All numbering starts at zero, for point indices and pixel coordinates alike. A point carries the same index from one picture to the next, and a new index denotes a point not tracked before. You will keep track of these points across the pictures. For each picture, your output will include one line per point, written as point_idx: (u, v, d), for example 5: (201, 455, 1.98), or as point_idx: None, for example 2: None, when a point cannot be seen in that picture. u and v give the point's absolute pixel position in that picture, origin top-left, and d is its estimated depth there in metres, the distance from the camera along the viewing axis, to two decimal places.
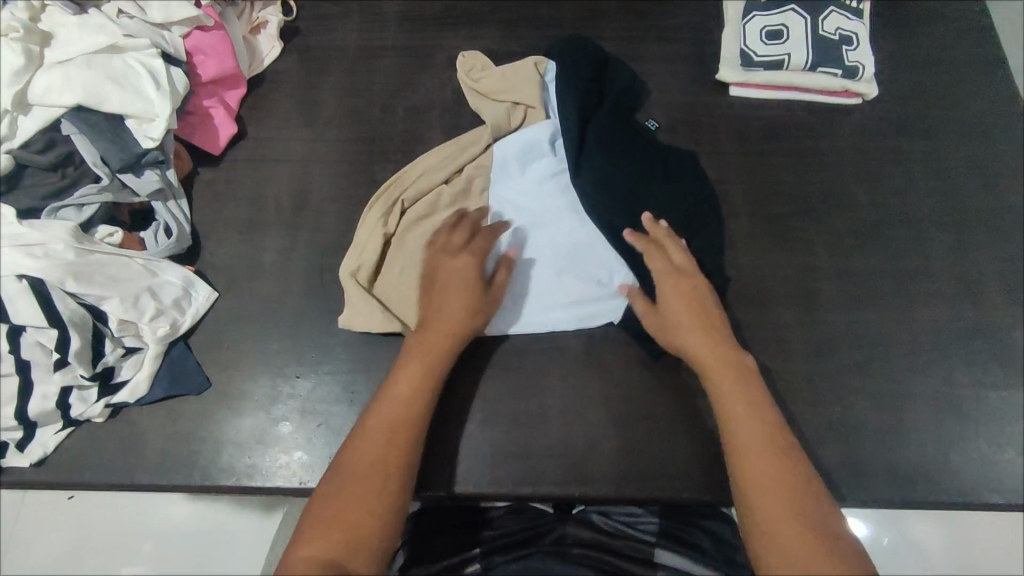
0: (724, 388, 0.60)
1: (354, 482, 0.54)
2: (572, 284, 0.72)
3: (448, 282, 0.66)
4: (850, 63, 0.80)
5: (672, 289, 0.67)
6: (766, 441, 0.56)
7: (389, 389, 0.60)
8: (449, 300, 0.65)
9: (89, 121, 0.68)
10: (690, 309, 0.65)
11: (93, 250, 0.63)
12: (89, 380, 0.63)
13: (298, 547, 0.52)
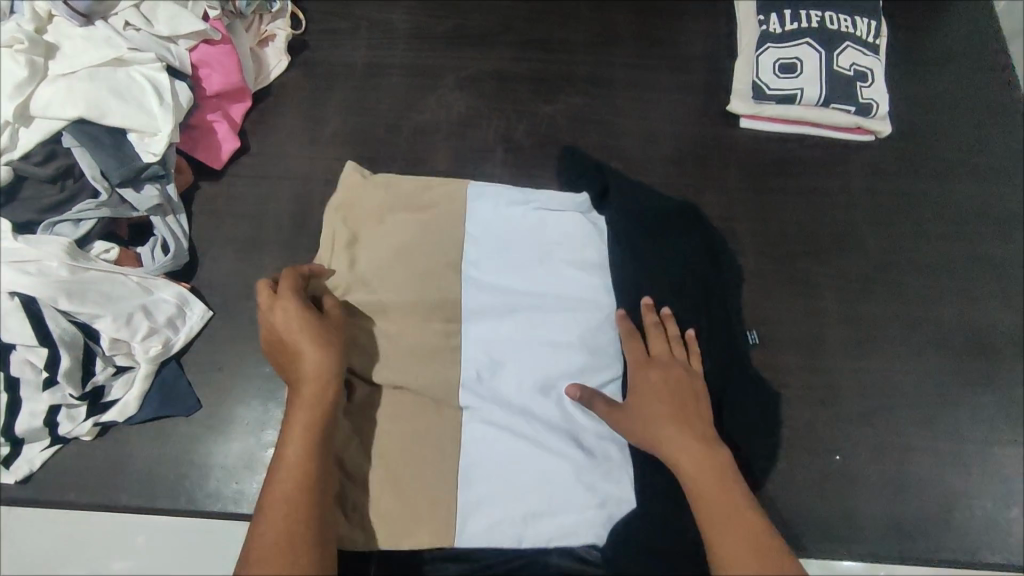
0: (690, 472, 0.56)
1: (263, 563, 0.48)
2: (556, 472, 0.63)
3: (296, 363, 0.57)
4: (864, 100, 0.78)
5: (646, 384, 0.62)
6: (743, 537, 0.52)
7: (269, 485, 0.53)
8: (300, 370, 0.58)
9: (91, 134, 0.67)
10: (660, 396, 0.60)
11: (88, 267, 0.62)
12: (78, 400, 0.62)
13: None
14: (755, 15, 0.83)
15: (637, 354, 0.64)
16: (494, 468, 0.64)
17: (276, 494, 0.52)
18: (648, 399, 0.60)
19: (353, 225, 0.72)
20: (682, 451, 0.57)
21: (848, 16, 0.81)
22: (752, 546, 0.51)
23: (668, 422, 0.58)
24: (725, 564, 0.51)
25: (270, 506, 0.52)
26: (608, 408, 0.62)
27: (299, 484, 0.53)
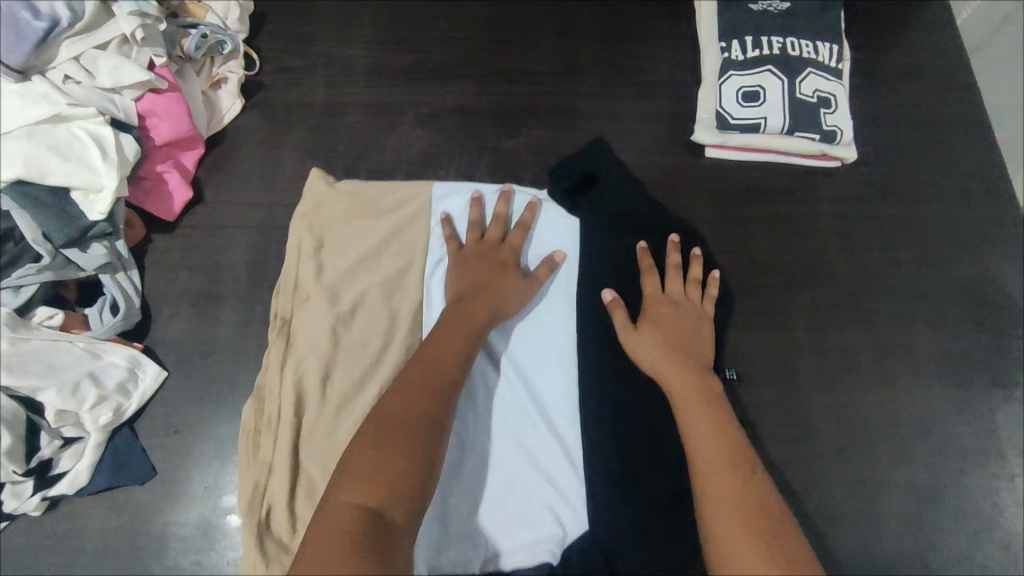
0: (677, 378, 0.62)
1: (385, 434, 0.51)
2: (515, 490, 0.65)
3: (476, 305, 0.65)
4: (828, 127, 0.77)
5: (659, 312, 0.68)
6: (726, 455, 0.55)
7: (415, 367, 0.58)
8: (464, 304, 0.65)
9: (30, 195, 0.64)
10: (669, 322, 0.67)
11: (28, 337, 0.60)
12: (22, 476, 0.60)
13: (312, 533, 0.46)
14: (717, 42, 0.82)
15: (657, 291, 0.69)
16: (452, 476, 0.65)
17: (410, 376, 0.57)
18: (659, 320, 0.67)
19: (315, 233, 0.72)
20: (681, 367, 0.63)
21: (809, 41, 0.80)
22: (729, 448, 0.56)
23: (667, 354, 0.64)
24: (700, 455, 0.56)
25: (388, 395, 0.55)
26: (625, 323, 0.68)
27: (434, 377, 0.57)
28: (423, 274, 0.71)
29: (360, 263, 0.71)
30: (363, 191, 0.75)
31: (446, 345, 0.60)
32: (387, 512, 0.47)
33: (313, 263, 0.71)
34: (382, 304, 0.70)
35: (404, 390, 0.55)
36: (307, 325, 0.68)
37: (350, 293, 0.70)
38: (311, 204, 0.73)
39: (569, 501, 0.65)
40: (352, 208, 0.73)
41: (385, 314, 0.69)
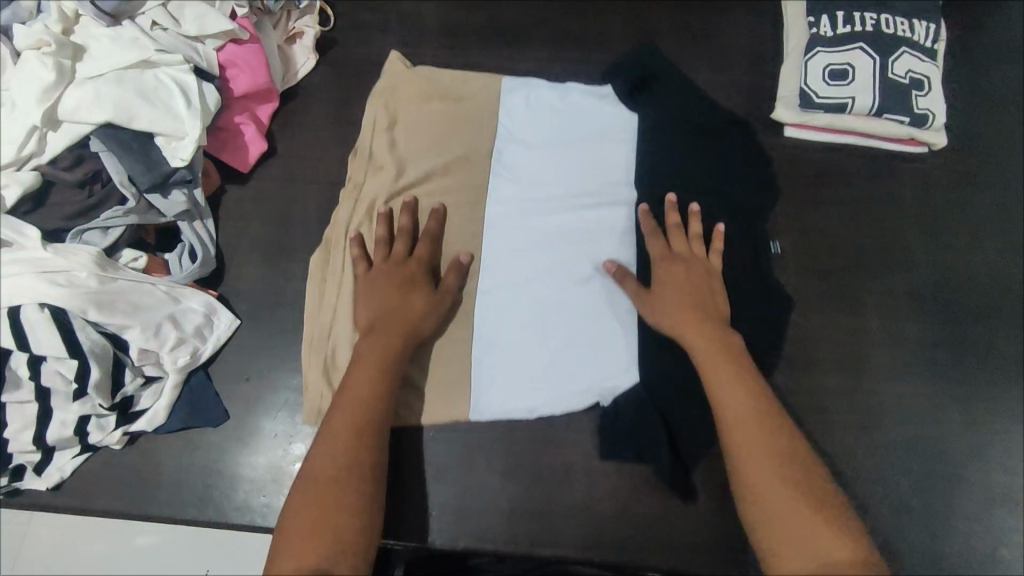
0: (699, 338, 0.60)
1: (344, 413, 0.56)
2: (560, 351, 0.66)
3: (390, 323, 0.61)
4: (920, 109, 0.73)
5: (672, 260, 0.66)
6: (756, 413, 0.55)
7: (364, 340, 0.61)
8: (388, 318, 0.61)
9: (119, 138, 0.66)
10: (684, 273, 0.65)
11: (117, 276, 0.62)
12: (107, 409, 0.62)
13: (294, 498, 0.52)
14: (805, 16, 0.79)
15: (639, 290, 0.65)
16: (500, 332, 0.67)
17: (364, 356, 0.59)
18: (674, 273, 0.65)
19: (390, 110, 0.75)
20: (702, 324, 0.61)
21: (905, 18, 0.76)
22: (758, 414, 0.55)
23: (688, 317, 0.61)
24: (732, 422, 0.55)
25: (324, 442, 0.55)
26: (637, 290, 0.65)
27: (378, 354, 0.60)
28: (489, 150, 0.73)
29: (429, 140, 0.73)
30: (435, 78, 0.77)
31: (377, 312, 0.62)
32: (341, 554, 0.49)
33: (386, 137, 0.73)
34: (445, 177, 0.72)
35: (358, 372, 0.58)
36: (379, 194, 0.71)
37: (419, 165, 0.72)
38: (387, 84, 0.77)
39: (619, 362, 0.65)
40: (423, 91, 0.76)
41: (450, 185, 0.72)
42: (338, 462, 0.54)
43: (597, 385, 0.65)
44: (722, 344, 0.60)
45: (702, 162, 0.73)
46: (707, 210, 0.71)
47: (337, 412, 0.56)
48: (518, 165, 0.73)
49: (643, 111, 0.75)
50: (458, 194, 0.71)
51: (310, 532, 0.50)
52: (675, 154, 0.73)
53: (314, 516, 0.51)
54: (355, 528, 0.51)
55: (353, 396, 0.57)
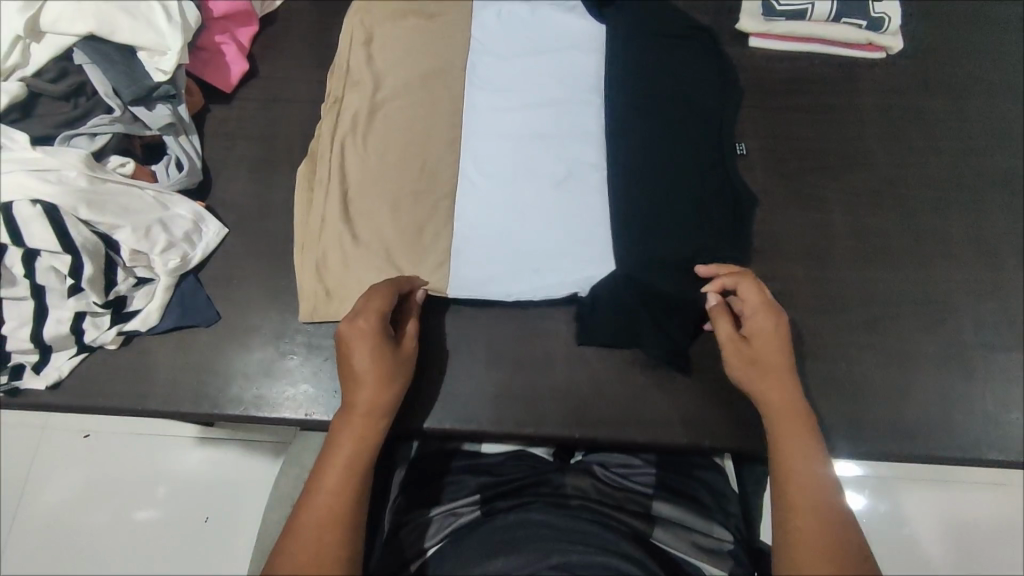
0: (771, 392, 0.58)
1: (316, 501, 0.53)
2: (534, 245, 0.68)
3: (357, 399, 0.57)
4: (876, 14, 0.77)
5: (760, 317, 0.60)
6: (812, 463, 0.55)
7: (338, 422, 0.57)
8: (348, 415, 0.57)
9: (102, 51, 0.68)
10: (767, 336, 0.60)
11: (106, 179, 0.64)
12: (102, 308, 0.64)
13: None
14: None
15: (733, 333, 0.61)
16: (476, 230, 0.69)
17: (338, 437, 0.56)
18: (761, 329, 0.60)
19: (368, 28, 0.76)
20: (773, 380, 0.59)
21: None
22: (814, 466, 0.55)
23: (768, 355, 0.59)
24: (791, 473, 0.55)
25: (289, 544, 0.51)
26: (732, 336, 0.61)
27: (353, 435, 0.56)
28: (460, 64, 0.74)
29: (405, 57, 0.75)
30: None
31: (357, 387, 0.58)
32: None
33: (363, 53, 0.75)
34: (418, 89, 0.74)
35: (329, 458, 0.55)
36: (359, 107, 0.73)
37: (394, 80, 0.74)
38: (365, 1, 0.77)
39: (593, 255, 0.67)
40: (398, 8, 0.77)
41: (424, 96, 0.73)
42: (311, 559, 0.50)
43: (571, 278, 0.68)
44: (797, 416, 0.57)
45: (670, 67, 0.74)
46: (675, 111, 0.73)
47: (299, 517, 0.53)
48: (493, 78, 0.74)
49: (610, 21, 0.75)
50: (431, 104, 0.73)
51: None
52: (640, 55, 0.73)
53: None
54: None
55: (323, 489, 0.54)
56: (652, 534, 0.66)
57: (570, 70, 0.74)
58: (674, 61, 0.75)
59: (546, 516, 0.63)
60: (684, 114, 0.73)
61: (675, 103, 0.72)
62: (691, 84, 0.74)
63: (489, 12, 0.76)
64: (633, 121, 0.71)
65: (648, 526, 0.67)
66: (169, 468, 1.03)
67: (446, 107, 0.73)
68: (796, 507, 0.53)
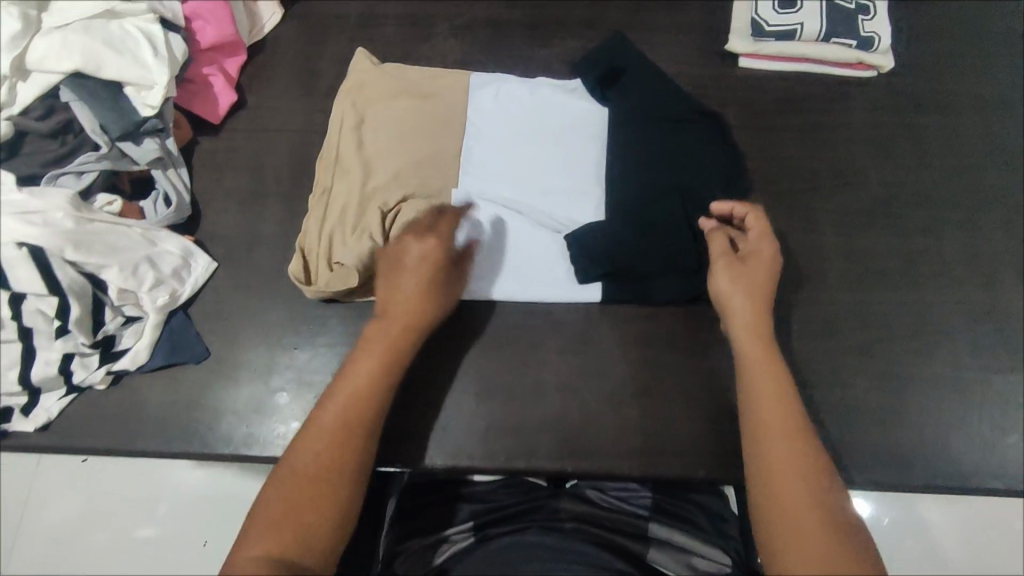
0: (754, 376, 0.57)
1: (348, 394, 0.57)
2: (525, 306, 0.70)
3: (398, 309, 0.61)
4: (866, 33, 0.76)
5: (758, 253, 0.62)
6: (791, 446, 0.52)
7: (378, 328, 0.60)
8: (389, 319, 0.60)
9: (89, 88, 0.67)
10: (758, 279, 0.61)
11: (92, 218, 0.63)
12: (90, 348, 0.64)
13: (277, 480, 0.54)
14: None
15: (727, 248, 0.63)
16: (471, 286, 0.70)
17: (376, 341, 0.60)
18: (750, 270, 0.61)
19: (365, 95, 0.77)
20: (756, 369, 0.57)
21: None
22: (795, 450, 0.52)
23: (751, 301, 0.60)
24: (766, 453, 0.53)
25: (314, 428, 0.56)
26: (727, 250, 0.63)
27: (395, 343, 0.60)
28: (457, 152, 0.75)
29: (398, 141, 0.74)
30: (403, 76, 0.78)
31: (404, 299, 0.61)
32: (303, 559, 0.50)
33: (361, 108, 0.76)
34: (415, 153, 0.74)
35: (365, 358, 0.58)
36: (347, 193, 0.72)
37: (389, 138, 0.75)
38: (356, 81, 0.77)
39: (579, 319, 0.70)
40: (392, 88, 0.77)
41: (418, 184, 0.73)
42: (330, 446, 0.55)
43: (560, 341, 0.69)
44: (765, 351, 0.58)
45: (665, 118, 0.74)
46: (672, 168, 0.72)
47: (327, 406, 0.56)
48: (487, 164, 0.74)
49: (612, 104, 0.76)
50: (428, 172, 0.74)
51: (283, 515, 0.51)
52: (637, 139, 0.74)
53: (296, 503, 0.52)
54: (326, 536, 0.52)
55: (357, 384, 0.57)
56: (646, 557, 0.66)
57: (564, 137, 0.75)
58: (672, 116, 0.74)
59: (541, 538, 0.64)
60: (678, 166, 0.72)
61: (667, 152, 0.73)
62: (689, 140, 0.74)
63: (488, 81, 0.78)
64: (626, 186, 0.72)
65: (642, 549, 0.67)
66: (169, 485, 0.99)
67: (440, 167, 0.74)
68: (765, 440, 0.53)
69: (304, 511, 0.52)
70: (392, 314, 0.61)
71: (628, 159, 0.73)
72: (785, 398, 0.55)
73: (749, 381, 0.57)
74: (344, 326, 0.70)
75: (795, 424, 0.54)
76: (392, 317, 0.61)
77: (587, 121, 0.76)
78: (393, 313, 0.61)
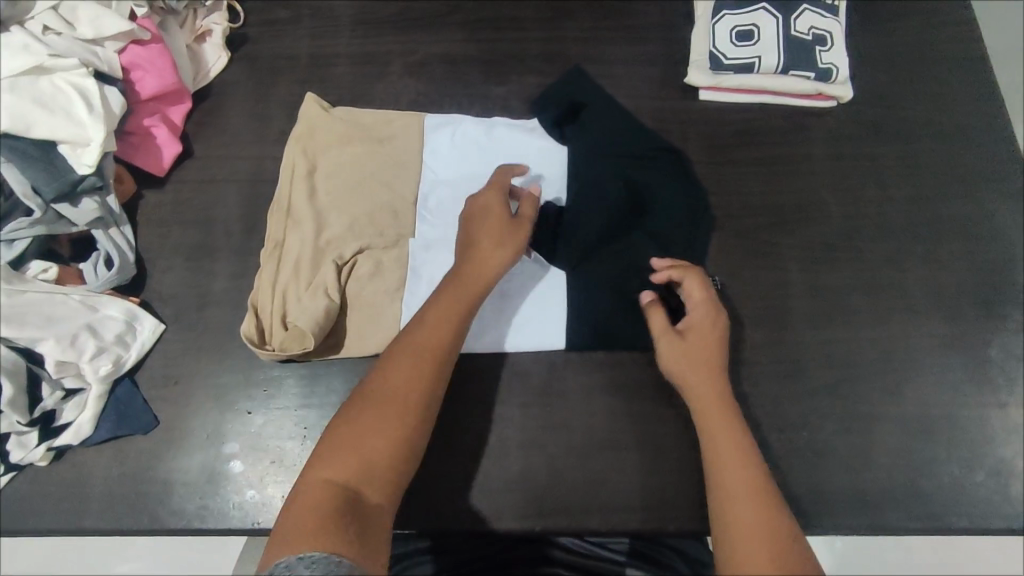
0: (719, 443, 0.58)
1: (423, 340, 0.59)
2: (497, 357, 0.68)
3: (474, 272, 0.62)
4: (824, 65, 0.76)
5: (705, 321, 0.64)
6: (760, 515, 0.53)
7: (456, 279, 0.62)
8: (466, 276, 0.62)
9: (18, 149, 0.63)
10: (710, 344, 0.63)
11: (25, 289, 0.61)
12: (27, 426, 0.61)
13: (350, 411, 0.56)
14: None
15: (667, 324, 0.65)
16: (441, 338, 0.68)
17: (451, 294, 0.61)
18: (702, 336, 0.63)
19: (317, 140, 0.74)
20: (721, 436, 0.58)
21: None
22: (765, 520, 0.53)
23: (704, 371, 0.62)
24: (737, 525, 0.53)
25: (387, 367, 0.58)
26: (664, 327, 0.65)
27: (468, 301, 0.61)
28: (414, 199, 0.73)
29: (352, 191, 0.72)
30: (356, 120, 0.75)
31: (482, 260, 0.63)
32: (370, 491, 0.52)
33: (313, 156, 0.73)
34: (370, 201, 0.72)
35: (438, 309, 0.60)
36: (300, 247, 0.69)
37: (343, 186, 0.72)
38: (307, 126, 0.74)
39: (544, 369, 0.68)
40: (346, 134, 0.75)
41: (374, 233, 0.71)
42: (403, 387, 0.56)
43: (525, 393, 0.67)
44: (728, 415, 0.59)
45: (624, 158, 0.74)
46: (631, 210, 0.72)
47: (399, 347, 0.59)
48: (445, 211, 0.72)
49: (571, 144, 0.75)
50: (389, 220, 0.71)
51: (351, 447, 0.53)
52: (595, 181, 0.73)
53: (364, 438, 0.54)
54: (389, 476, 0.53)
55: (429, 333, 0.59)
56: None
57: (526, 177, 0.74)
58: (630, 155, 0.74)
59: None
60: (638, 207, 0.73)
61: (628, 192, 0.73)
62: (647, 180, 0.73)
63: (442, 122, 0.76)
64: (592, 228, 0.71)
65: None
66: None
67: (397, 216, 0.72)
68: (737, 514, 0.54)
69: (374, 447, 0.54)
70: (469, 271, 0.62)
71: (588, 202, 0.72)
72: (749, 464, 0.56)
73: (710, 453, 0.58)
74: (300, 387, 0.67)
75: (763, 490, 0.55)
76: (470, 276, 0.62)
77: (547, 161, 0.75)
78: (471, 273, 0.62)
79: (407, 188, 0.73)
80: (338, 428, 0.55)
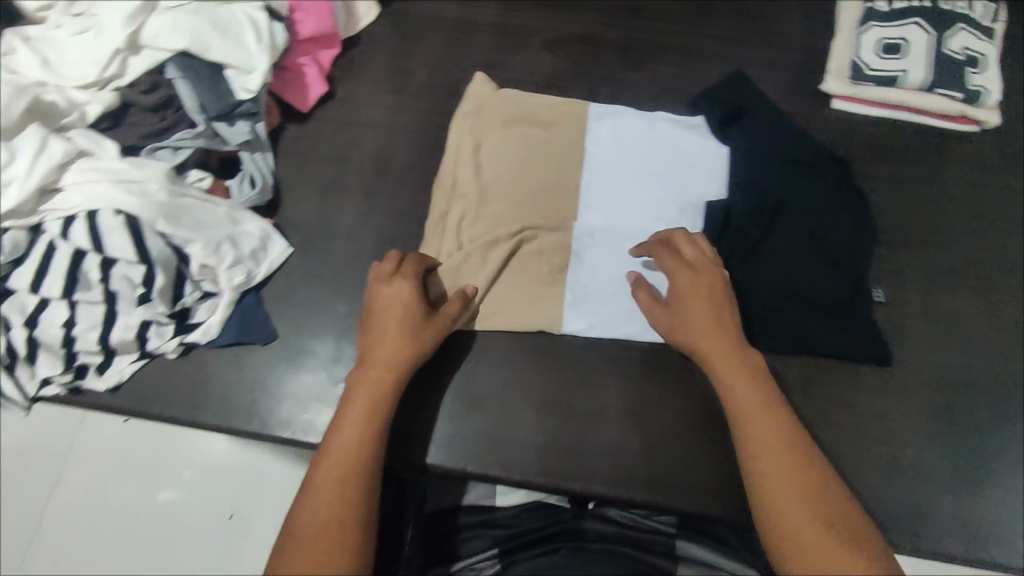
0: (748, 409, 0.57)
1: (340, 430, 0.57)
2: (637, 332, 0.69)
3: (380, 356, 0.61)
4: (973, 86, 0.74)
5: (690, 293, 0.63)
6: (801, 491, 0.52)
7: (364, 368, 0.61)
8: (369, 359, 0.61)
9: (193, 67, 0.69)
10: (700, 311, 0.62)
11: (185, 193, 0.67)
12: (167, 318, 0.67)
13: (296, 514, 0.53)
14: None
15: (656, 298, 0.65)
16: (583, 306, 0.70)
17: (362, 380, 0.60)
18: (691, 305, 0.62)
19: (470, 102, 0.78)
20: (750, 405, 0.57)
21: None
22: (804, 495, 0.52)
23: (709, 334, 0.61)
24: (772, 502, 0.52)
25: (319, 467, 0.55)
26: (651, 302, 0.65)
27: (376, 383, 0.60)
28: (576, 180, 0.75)
29: (515, 167, 0.75)
30: (520, 100, 0.78)
31: (390, 342, 0.62)
32: None
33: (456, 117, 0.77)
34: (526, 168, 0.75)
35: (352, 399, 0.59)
36: (464, 217, 0.73)
37: (496, 149, 0.76)
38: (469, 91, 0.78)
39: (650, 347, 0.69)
40: (510, 110, 0.78)
41: (537, 211, 0.73)
42: (341, 475, 0.55)
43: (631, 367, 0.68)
44: (750, 380, 0.58)
45: (754, 155, 0.74)
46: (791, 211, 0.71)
47: (327, 442, 0.57)
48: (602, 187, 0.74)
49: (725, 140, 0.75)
50: (545, 187, 0.74)
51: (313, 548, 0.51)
52: (740, 176, 0.74)
53: (323, 534, 0.52)
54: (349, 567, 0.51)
55: (347, 419, 0.58)
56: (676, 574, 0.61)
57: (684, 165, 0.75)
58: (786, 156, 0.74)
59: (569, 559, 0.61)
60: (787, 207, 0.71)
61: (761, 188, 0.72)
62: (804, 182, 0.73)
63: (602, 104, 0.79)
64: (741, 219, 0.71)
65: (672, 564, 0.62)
66: (199, 446, 0.96)
67: (524, 180, 0.74)
68: (766, 492, 0.53)
69: (332, 541, 0.51)
70: (374, 355, 0.61)
71: (744, 195, 0.72)
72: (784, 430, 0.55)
73: (740, 420, 0.57)
74: None
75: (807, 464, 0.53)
76: (380, 359, 0.61)
77: (706, 151, 0.75)
78: (377, 357, 0.61)
79: (534, 155, 0.75)
80: (290, 539, 0.52)
